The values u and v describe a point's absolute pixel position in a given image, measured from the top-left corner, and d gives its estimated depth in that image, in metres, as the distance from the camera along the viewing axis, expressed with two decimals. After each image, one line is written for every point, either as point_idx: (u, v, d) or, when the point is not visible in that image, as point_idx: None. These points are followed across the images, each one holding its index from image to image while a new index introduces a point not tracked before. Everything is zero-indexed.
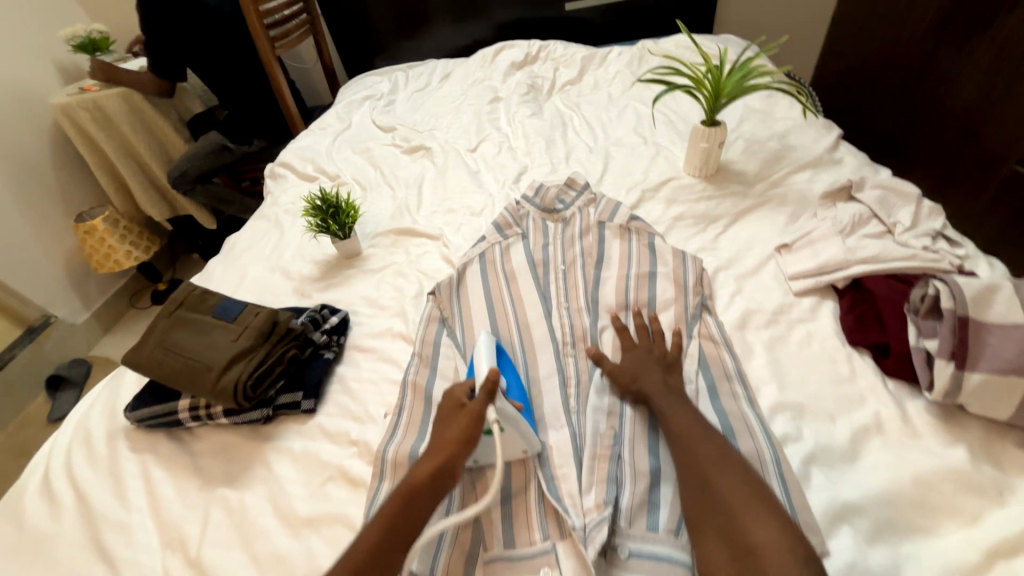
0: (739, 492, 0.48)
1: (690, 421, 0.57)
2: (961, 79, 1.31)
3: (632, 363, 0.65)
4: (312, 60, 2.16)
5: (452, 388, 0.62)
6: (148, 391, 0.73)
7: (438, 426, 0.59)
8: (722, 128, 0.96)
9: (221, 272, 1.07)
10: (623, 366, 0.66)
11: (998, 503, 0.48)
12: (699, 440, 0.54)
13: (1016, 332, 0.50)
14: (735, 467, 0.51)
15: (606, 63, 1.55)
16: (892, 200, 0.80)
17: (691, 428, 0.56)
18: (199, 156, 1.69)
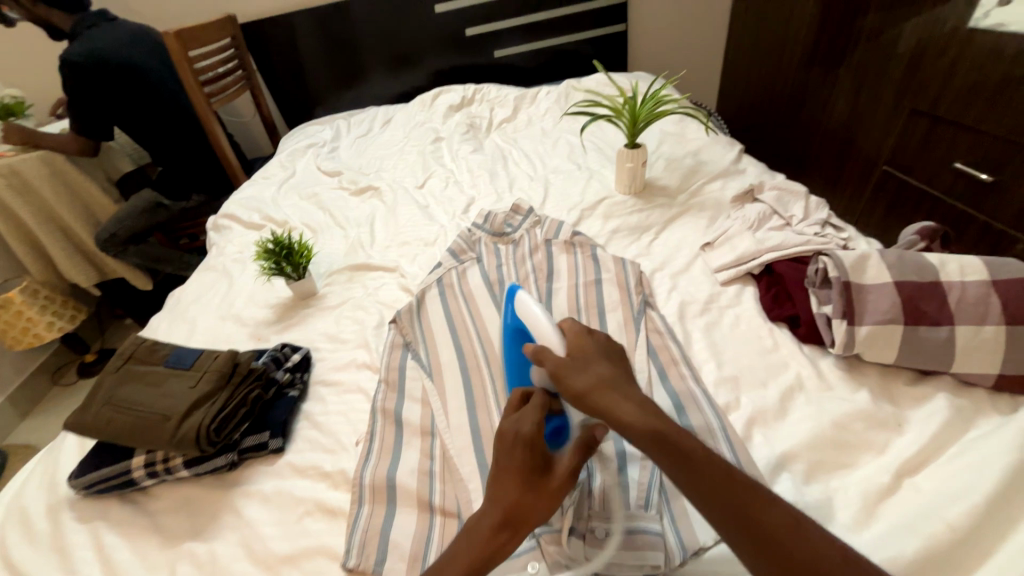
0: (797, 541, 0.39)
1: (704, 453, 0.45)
2: (830, 99, 1.56)
3: (591, 363, 0.51)
4: (250, 114, 2.17)
5: (525, 435, 0.50)
6: (94, 455, 0.69)
7: (515, 488, 0.48)
8: (642, 149, 1.09)
9: (167, 327, 1.03)
10: (582, 366, 0.51)
11: (897, 432, 0.58)
12: (749, 499, 0.42)
13: (886, 289, 0.62)
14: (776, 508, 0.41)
15: (537, 101, 1.70)
16: (787, 198, 0.94)
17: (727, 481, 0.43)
18: (133, 215, 1.61)
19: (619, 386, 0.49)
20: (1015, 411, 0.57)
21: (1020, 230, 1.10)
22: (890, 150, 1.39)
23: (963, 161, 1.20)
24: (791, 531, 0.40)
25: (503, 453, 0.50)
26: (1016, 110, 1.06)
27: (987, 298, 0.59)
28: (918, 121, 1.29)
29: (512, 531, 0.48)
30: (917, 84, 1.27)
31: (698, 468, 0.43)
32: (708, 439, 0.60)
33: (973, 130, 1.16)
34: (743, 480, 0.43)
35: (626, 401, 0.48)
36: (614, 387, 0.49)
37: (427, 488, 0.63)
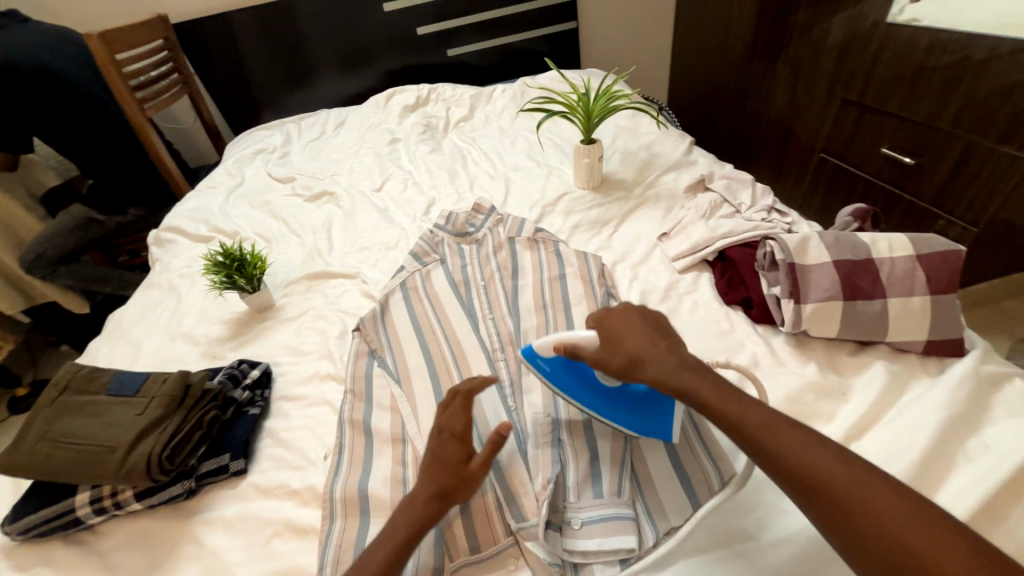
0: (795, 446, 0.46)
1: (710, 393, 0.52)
2: (770, 92, 1.65)
3: (628, 335, 0.57)
4: (190, 120, 2.05)
5: (449, 428, 0.57)
6: (30, 496, 0.63)
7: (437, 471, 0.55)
8: (598, 144, 1.11)
9: (109, 352, 0.96)
10: (617, 342, 0.57)
11: (842, 401, 0.62)
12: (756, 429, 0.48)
13: (826, 268, 0.66)
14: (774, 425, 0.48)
15: (493, 99, 1.70)
16: (736, 186, 0.99)
17: (756, 421, 0.48)
18: (63, 232, 1.50)
19: (654, 353, 0.55)
20: (941, 372, 0.62)
21: (940, 207, 1.20)
22: (826, 138, 1.48)
23: (888, 146, 1.29)
24: (817, 459, 0.45)
25: (435, 443, 0.57)
26: (931, 97, 1.15)
27: (913, 271, 0.64)
28: (849, 110, 1.39)
29: (439, 503, 0.53)
30: (846, 75, 1.36)
31: (732, 415, 0.49)
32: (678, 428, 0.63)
33: (896, 116, 1.25)
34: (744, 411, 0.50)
35: (662, 360, 0.55)
36: (648, 353, 0.56)
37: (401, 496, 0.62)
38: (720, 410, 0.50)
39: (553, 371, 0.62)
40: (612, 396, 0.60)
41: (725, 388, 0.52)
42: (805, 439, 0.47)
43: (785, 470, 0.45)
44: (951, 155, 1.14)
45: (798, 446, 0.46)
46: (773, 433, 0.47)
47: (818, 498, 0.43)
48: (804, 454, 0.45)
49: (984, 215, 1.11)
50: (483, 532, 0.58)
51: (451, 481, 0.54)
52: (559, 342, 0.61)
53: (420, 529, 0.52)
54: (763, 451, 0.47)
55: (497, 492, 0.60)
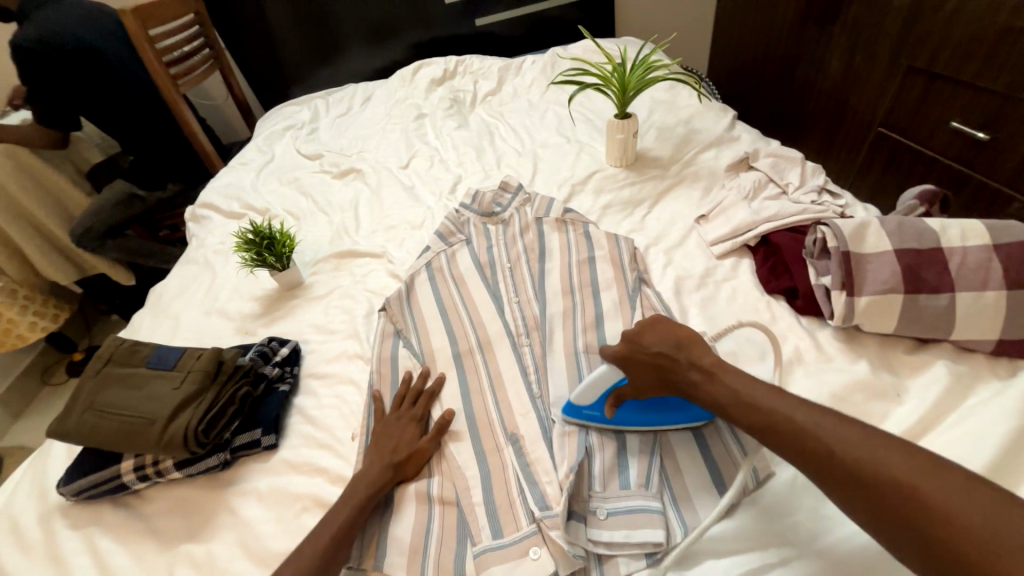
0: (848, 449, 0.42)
1: (749, 387, 0.51)
2: (824, 60, 1.51)
3: (659, 349, 0.57)
4: (223, 96, 2.08)
5: (403, 413, 0.68)
6: (80, 462, 0.67)
7: (391, 448, 0.64)
8: (633, 119, 1.04)
9: (151, 325, 1.00)
10: (639, 367, 0.58)
11: (896, 402, 0.58)
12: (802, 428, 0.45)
13: (886, 257, 0.60)
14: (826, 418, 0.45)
15: (522, 72, 1.63)
16: (783, 165, 0.91)
17: (837, 433, 0.44)
18: (105, 209, 1.55)
19: (684, 367, 0.55)
20: (1013, 375, 0.56)
21: (1016, 187, 1.08)
22: (886, 111, 1.35)
23: (960, 119, 1.17)
24: (882, 465, 0.41)
25: (396, 425, 0.67)
26: (1015, 64, 1.02)
27: (987, 264, 0.57)
28: (915, 79, 1.25)
29: (389, 472, 0.61)
30: (915, 38, 1.22)
31: (768, 411, 0.48)
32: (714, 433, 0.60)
33: (972, 86, 1.12)
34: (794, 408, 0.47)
35: (688, 370, 0.55)
36: (677, 368, 0.56)
37: (425, 481, 0.63)
38: (789, 422, 0.46)
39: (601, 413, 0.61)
40: (655, 410, 0.60)
41: (795, 397, 0.48)
42: (906, 456, 0.41)
43: (875, 491, 0.40)
44: None
45: (894, 465, 0.40)
46: (860, 449, 0.42)
47: (913, 524, 0.38)
48: (903, 474, 0.39)
49: None
50: (506, 519, 0.58)
51: (401, 457, 0.63)
52: (596, 386, 0.59)
53: (375, 493, 0.59)
54: (845, 468, 0.42)
55: (522, 480, 0.60)
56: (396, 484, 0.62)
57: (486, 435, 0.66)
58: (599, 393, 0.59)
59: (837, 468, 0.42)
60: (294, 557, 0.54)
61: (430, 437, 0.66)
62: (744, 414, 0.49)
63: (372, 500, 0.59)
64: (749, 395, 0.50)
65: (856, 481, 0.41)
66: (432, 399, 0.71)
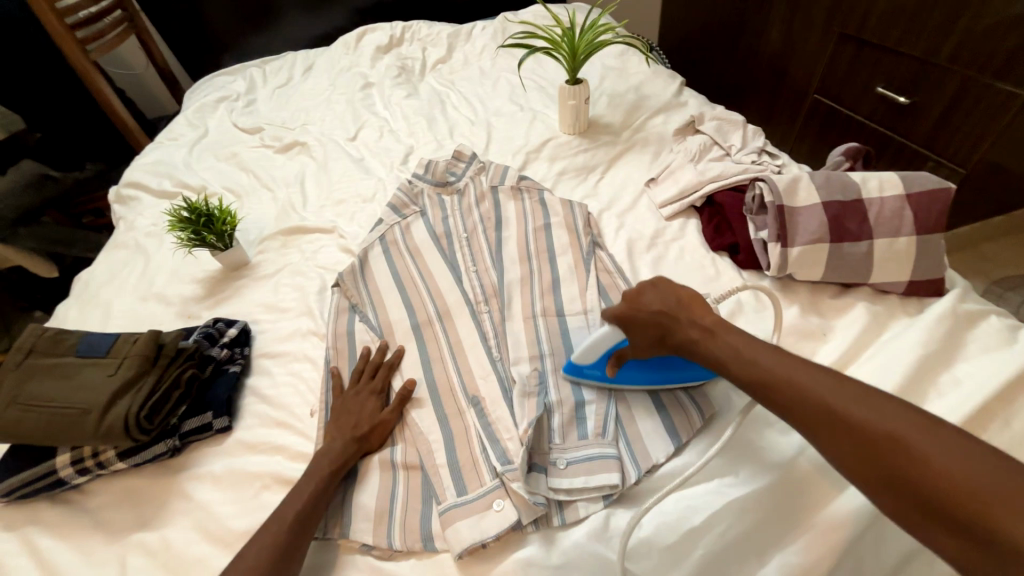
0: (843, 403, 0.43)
1: (748, 345, 0.51)
2: (765, 29, 1.56)
3: (660, 309, 0.57)
4: (143, 65, 1.89)
5: (361, 386, 0.67)
6: (8, 461, 0.62)
7: (352, 423, 0.63)
8: (585, 85, 1.04)
9: (79, 315, 0.92)
10: (639, 327, 0.58)
11: (823, 342, 0.63)
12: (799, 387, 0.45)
13: (815, 209, 0.65)
14: (822, 376, 0.46)
15: (472, 38, 1.57)
16: (726, 128, 0.95)
17: (836, 394, 0.44)
18: (14, 192, 1.39)
19: (685, 328, 0.55)
20: (921, 312, 0.63)
21: (931, 147, 1.18)
22: (820, 78, 1.42)
23: (884, 84, 1.25)
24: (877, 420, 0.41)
25: (355, 400, 0.66)
26: (931, 30, 1.10)
27: (901, 211, 0.63)
28: (846, 46, 1.32)
29: (351, 446, 0.61)
30: (846, 6, 1.28)
31: (767, 369, 0.48)
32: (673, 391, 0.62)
33: (894, 52, 1.20)
34: (791, 368, 0.47)
35: (689, 327, 0.55)
36: (679, 328, 0.56)
37: (389, 449, 0.63)
38: (789, 384, 0.46)
39: (598, 370, 0.62)
40: (654, 366, 0.60)
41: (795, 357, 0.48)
42: (907, 415, 0.41)
43: (870, 451, 0.40)
44: (946, 94, 1.11)
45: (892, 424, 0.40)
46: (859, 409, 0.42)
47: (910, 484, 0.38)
48: (902, 432, 0.40)
49: (973, 155, 1.10)
50: (470, 477, 0.59)
51: (362, 430, 0.62)
52: (598, 347, 0.59)
53: (341, 464, 0.59)
54: (840, 428, 0.42)
55: (484, 440, 0.61)
56: (359, 457, 0.62)
57: (448, 400, 0.67)
58: (599, 355, 0.60)
59: (834, 428, 0.42)
60: (256, 534, 0.53)
61: (391, 407, 0.66)
62: (743, 378, 0.49)
63: (340, 471, 0.59)
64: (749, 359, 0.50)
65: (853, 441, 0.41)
66: (392, 369, 0.70)
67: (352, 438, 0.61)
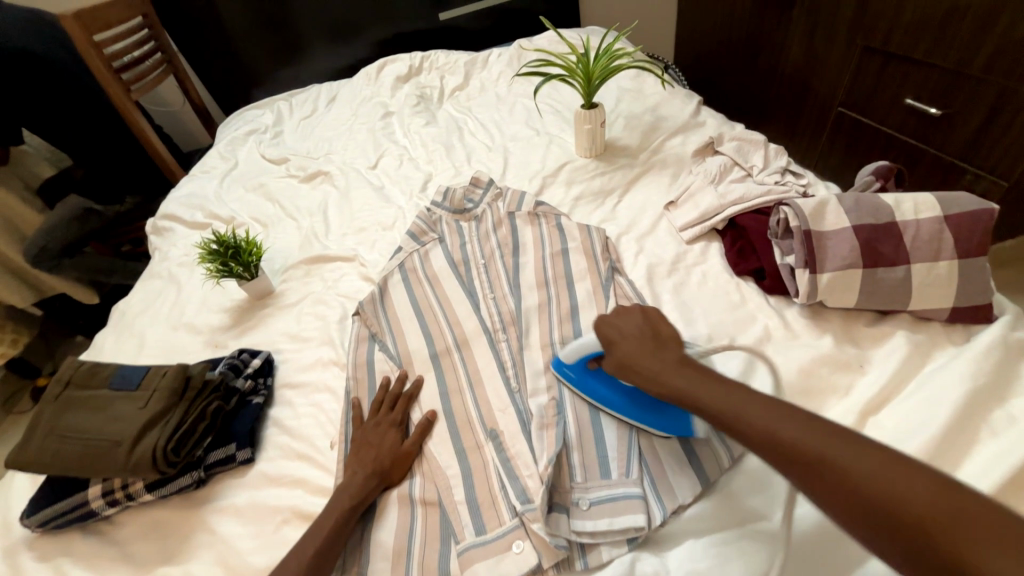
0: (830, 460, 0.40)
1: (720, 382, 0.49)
2: (784, 44, 1.54)
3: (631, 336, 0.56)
4: (179, 102, 2.00)
5: (381, 419, 0.67)
6: (44, 491, 0.64)
7: (372, 459, 0.62)
8: (600, 109, 1.04)
9: (115, 344, 0.96)
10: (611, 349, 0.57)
11: (860, 373, 0.60)
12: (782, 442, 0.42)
13: (844, 234, 0.62)
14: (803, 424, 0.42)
15: (488, 65, 1.61)
16: (747, 148, 0.93)
17: (873, 472, 0.38)
18: (59, 226, 1.47)
19: (662, 370, 0.52)
20: (968, 341, 0.59)
21: (968, 160, 1.13)
22: (845, 91, 1.39)
23: (913, 96, 1.21)
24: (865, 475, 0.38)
25: (375, 433, 0.66)
26: (961, 41, 1.06)
27: (939, 235, 0.59)
28: (872, 59, 1.28)
29: (375, 483, 0.60)
30: (869, 18, 1.25)
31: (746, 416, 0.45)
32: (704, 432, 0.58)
33: (923, 63, 1.16)
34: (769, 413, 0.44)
35: (663, 353, 0.53)
36: (649, 362, 0.53)
37: (407, 483, 0.63)
38: (813, 457, 0.40)
39: (577, 374, 0.63)
40: (630, 394, 0.60)
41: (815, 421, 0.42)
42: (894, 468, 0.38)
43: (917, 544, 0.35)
44: (982, 104, 1.06)
45: (948, 518, 0.34)
46: (901, 492, 0.36)
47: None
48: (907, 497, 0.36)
49: (1015, 168, 1.04)
50: (489, 515, 0.58)
51: (384, 464, 0.62)
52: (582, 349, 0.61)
53: (361, 501, 0.59)
54: (877, 516, 0.37)
55: (503, 476, 0.60)
56: (381, 492, 0.61)
57: (466, 433, 0.66)
58: (582, 357, 0.61)
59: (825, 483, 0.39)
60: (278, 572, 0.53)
61: (411, 439, 0.65)
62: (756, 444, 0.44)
63: (359, 508, 0.58)
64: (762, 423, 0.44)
65: (892, 531, 0.36)
66: (410, 401, 0.70)
67: (374, 476, 0.61)
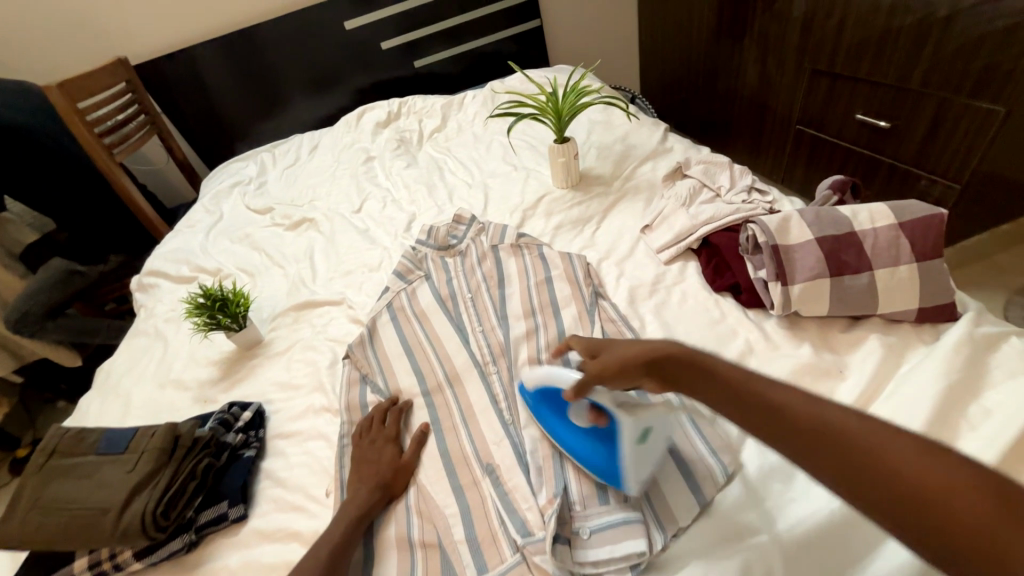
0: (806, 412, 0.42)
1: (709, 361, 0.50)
2: (741, 71, 1.64)
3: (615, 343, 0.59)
4: (163, 159, 2.04)
5: (377, 430, 0.70)
6: (25, 569, 0.62)
7: (371, 470, 0.65)
8: (573, 142, 1.10)
9: (100, 407, 0.94)
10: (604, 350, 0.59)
11: (841, 378, 0.61)
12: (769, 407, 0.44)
13: (809, 246, 0.65)
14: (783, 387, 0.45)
15: (464, 107, 1.68)
16: (713, 170, 0.98)
17: (906, 461, 0.36)
18: (45, 290, 1.46)
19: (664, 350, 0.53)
20: (936, 338, 0.61)
21: (921, 166, 1.19)
22: (800, 110, 1.47)
23: (863, 111, 1.29)
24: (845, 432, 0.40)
25: (373, 447, 0.68)
26: (898, 59, 1.15)
27: (896, 240, 0.63)
28: (820, 80, 1.38)
29: (376, 496, 0.62)
30: (813, 45, 1.35)
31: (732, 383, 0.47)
32: (692, 454, 0.59)
33: (868, 82, 1.25)
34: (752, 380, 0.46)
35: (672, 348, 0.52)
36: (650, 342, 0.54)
37: (405, 524, 0.62)
38: (837, 440, 0.39)
39: (541, 406, 0.63)
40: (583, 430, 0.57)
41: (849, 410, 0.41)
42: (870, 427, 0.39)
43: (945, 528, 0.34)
44: (925, 115, 1.14)
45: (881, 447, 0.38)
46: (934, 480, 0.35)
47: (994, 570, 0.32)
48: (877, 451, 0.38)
49: (965, 170, 1.11)
50: (491, 553, 0.57)
51: (385, 475, 0.64)
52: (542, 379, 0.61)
53: (367, 511, 0.60)
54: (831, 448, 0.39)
55: (502, 511, 0.59)
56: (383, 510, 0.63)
57: (462, 469, 0.66)
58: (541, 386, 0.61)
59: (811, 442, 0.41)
60: None
61: (408, 451, 0.68)
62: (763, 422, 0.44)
63: (366, 518, 0.60)
64: (790, 406, 0.43)
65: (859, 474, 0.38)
66: (401, 411, 0.74)
67: (376, 487, 0.63)
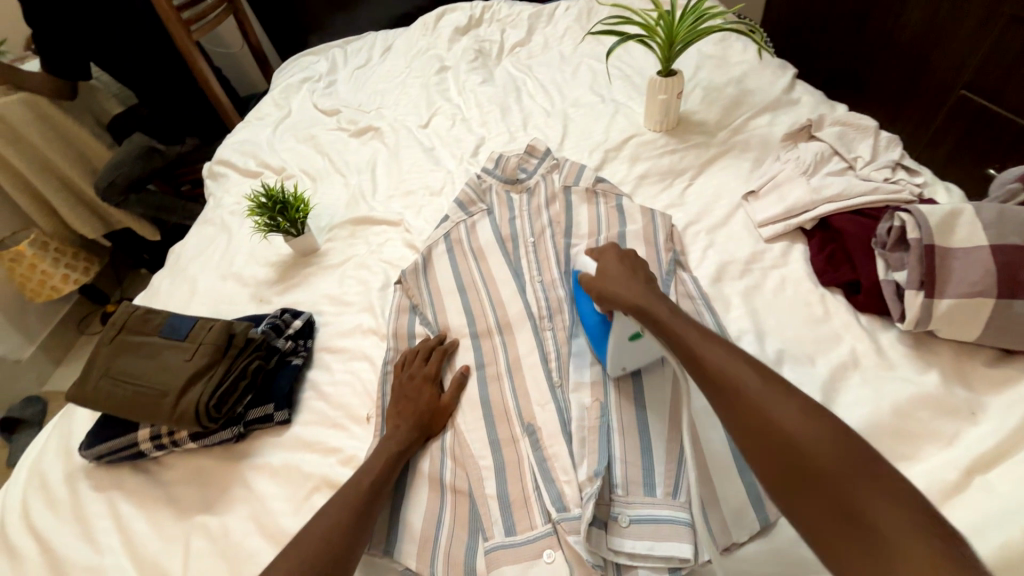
0: (725, 363, 0.46)
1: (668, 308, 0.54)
2: None
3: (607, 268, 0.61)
4: (238, 44, 2.00)
5: (419, 369, 0.68)
6: (101, 425, 0.68)
7: (411, 408, 0.63)
8: (679, 78, 0.93)
9: (170, 286, 0.99)
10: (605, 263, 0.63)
11: (970, 422, 0.51)
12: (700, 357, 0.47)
13: (978, 254, 0.52)
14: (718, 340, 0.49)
15: (554, 19, 1.47)
16: (851, 135, 0.80)
17: (791, 413, 0.41)
18: (129, 162, 1.52)
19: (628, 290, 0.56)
20: None
21: None
22: (974, 70, 1.17)
23: None
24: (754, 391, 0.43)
25: (413, 386, 0.66)
26: None
27: None
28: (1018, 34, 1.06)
29: (415, 437, 0.61)
30: None
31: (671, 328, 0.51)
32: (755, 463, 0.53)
33: None
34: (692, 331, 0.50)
35: (620, 292, 0.57)
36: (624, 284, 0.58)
37: (438, 465, 0.61)
38: (743, 393, 0.43)
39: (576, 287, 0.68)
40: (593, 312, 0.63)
41: (758, 366, 0.45)
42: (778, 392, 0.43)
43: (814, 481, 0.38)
44: None
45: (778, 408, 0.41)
46: (813, 438, 0.39)
47: (850, 530, 0.35)
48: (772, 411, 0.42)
49: None
50: (521, 517, 0.55)
51: (426, 417, 0.64)
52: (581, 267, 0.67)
53: (405, 449, 0.60)
54: (741, 403, 0.43)
55: (538, 478, 0.57)
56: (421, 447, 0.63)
57: (502, 425, 0.63)
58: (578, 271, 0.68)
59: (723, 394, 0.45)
60: (313, 520, 0.53)
61: (447, 394, 0.66)
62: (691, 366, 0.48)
63: (403, 456, 0.60)
64: (716, 360, 0.47)
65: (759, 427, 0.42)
66: (445, 353, 0.70)
67: (415, 427, 0.62)
